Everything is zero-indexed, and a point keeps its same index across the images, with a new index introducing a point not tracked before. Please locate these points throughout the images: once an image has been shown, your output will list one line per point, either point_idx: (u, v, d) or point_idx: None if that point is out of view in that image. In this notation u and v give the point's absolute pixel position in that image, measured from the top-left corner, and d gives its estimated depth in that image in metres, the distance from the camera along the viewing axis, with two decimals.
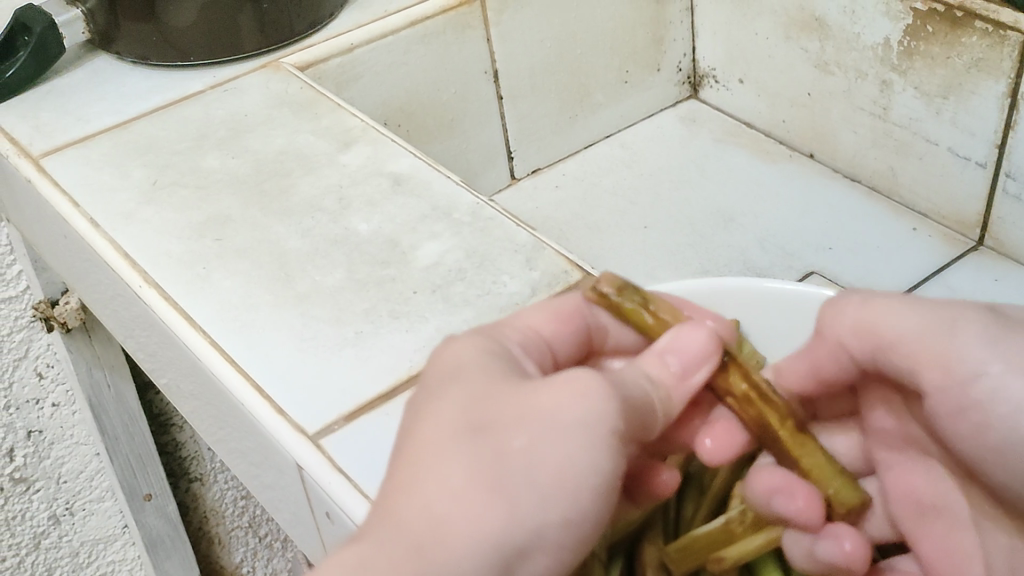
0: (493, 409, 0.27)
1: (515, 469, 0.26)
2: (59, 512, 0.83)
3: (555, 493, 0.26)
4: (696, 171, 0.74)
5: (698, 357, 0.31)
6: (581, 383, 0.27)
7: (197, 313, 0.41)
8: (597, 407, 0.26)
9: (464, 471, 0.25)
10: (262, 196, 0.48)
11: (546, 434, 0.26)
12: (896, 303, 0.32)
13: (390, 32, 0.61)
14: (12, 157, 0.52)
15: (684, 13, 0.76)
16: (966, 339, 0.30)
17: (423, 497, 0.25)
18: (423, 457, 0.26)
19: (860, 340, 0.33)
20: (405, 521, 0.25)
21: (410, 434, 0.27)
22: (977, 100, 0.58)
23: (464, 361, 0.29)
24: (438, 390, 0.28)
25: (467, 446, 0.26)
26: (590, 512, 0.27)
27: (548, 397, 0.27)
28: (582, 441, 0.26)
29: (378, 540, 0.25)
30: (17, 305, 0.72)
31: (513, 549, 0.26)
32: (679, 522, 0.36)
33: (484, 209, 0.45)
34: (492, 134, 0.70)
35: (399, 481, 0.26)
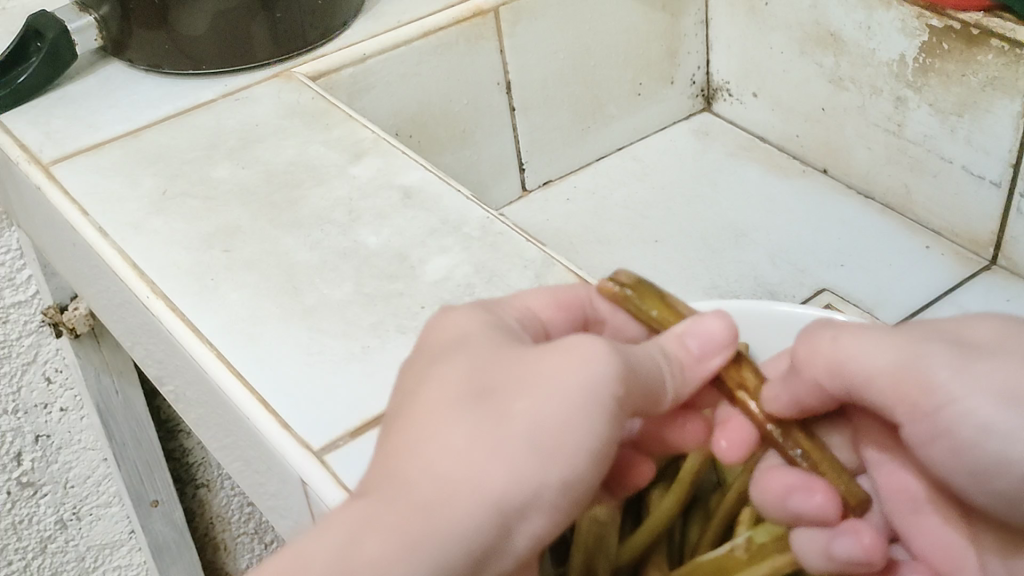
0: (496, 376, 0.26)
1: (518, 432, 0.25)
2: (66, 516, 0.83)
3: (555, 456, 0.25)
4: (708, 185, 0.73)
5: (717, 342, 0.31)
6: (582, 349, 0.26)
7: (204, 324, 0.41)
8: (598, 373, 0.26)
9: (470, 434, 0.25)
10: (272, 207, 0.47)
11: (548, 398, 0.26)
12: (867, 335, 0.29)
13: (403, 42, 0.61)
14: (22, 163, 0.52)
15: (699, 26, 0.76)
16: (938, 365, 0.27)
17: (427, 460, 0.25)
18: (427, 421, 0.26)
19: (824, 376, 0.30)
20: (408, 482, 0.25)
21: (414, 400, 0.27)
22: (992, 119, 0.58)
23: (468, 332, 0.29)
24: (442, 359, 0.28)
25: (470, 410, 0.25)
26: (589, 476, 0.26)
27: (551, 363, 0.26)
28: (583, 406, 0.26)
29: (381, 500, 0.25)
30: (26, 310, 0.72)
31: (513, 511, 0.25)
32: (684, 546, 0.36)
33: (494, 223, 0.45)
34: (504, 145, 0.70)
35: (403, 441, 0.26)
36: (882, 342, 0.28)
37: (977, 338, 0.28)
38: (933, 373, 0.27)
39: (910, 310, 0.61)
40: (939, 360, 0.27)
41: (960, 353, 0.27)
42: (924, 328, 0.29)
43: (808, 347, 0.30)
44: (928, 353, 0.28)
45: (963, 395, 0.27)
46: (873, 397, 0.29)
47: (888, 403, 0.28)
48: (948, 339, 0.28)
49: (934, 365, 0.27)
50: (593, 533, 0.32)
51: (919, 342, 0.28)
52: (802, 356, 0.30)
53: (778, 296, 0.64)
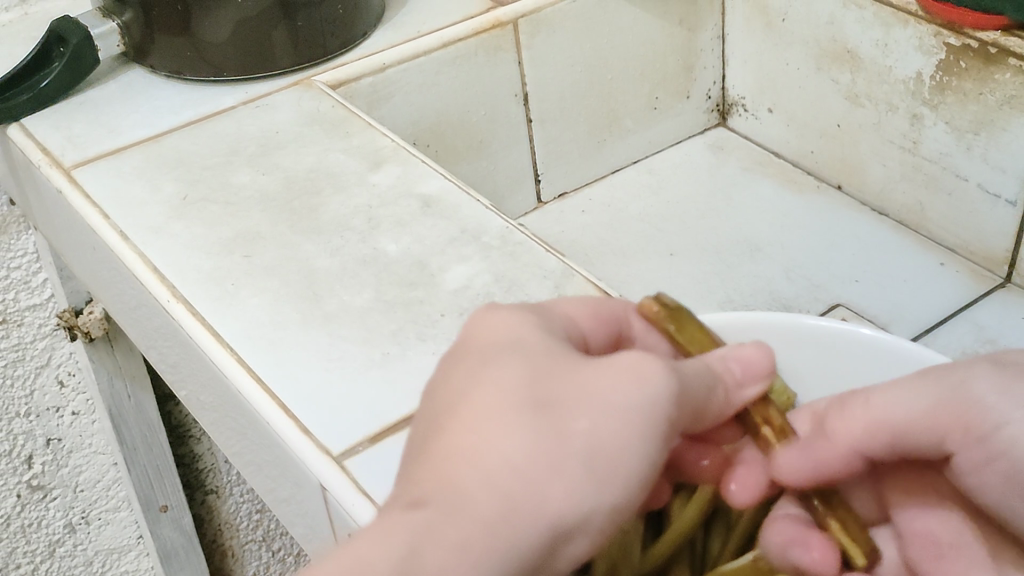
0: (553, 386, 0.27)
1: (577, 448, 0.25)
2: (75, 520, 0.83)
3: (609, 478, 0.26)
4: (722, 199, 0.73)
5: (756, 370, 0.32)
6: (639, 368, 0.27)
7: (226, 330, 0.41)
8: (652, 395, 0.26)
9: (530, 446, 0.25)
10: (292, 214, 0.48)
11: (607, 417, 0.26)
12: (899, 386, 0.31)
13: (422, 52, 0.61)
14: (44, 167, 0.53)
15: (716, 41, 0.76)
16: (980, 388, 0.29)
17: (486, 469, 0.25)
18: (485, 426, 0.26)
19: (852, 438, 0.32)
20: (465, 489, 0.25)
21: (465, 402, 0.27)
22: (1009, 137, 0.58)
23: (518, 337, 0.28)
24: (495, 360, 0.27)
25: (531, 421, 0.26)
26: (634, 500, 0.26)
27: (608, 380, 0.26)
28: (637, 428, 0.26)
29: (441, 511, 0.25)
30: (41, 313, 0.73)
31: (563, 531, 0.25)
32: (706, 557, 0.36)
33: (513, 233, 0.45)
34: (520, 157, 0.70)
35: (458, 446, 0.25)
36: (912, 388, 0.31)
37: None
38: (979, 395, 0.29)
39: (924, 326, 0.61)
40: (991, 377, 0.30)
41: (998, 369, 0.30)
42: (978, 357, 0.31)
43: (839, 416, 0.33)
44: (970, 375, 0.30)
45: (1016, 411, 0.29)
46: (917, 438, 0.31)
47: (934, 436, 0.31)
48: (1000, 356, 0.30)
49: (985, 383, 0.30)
50: (617, 544, 0.32)
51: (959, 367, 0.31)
52: (839, 426, 0.33)
53: (792, 310, 0.64)
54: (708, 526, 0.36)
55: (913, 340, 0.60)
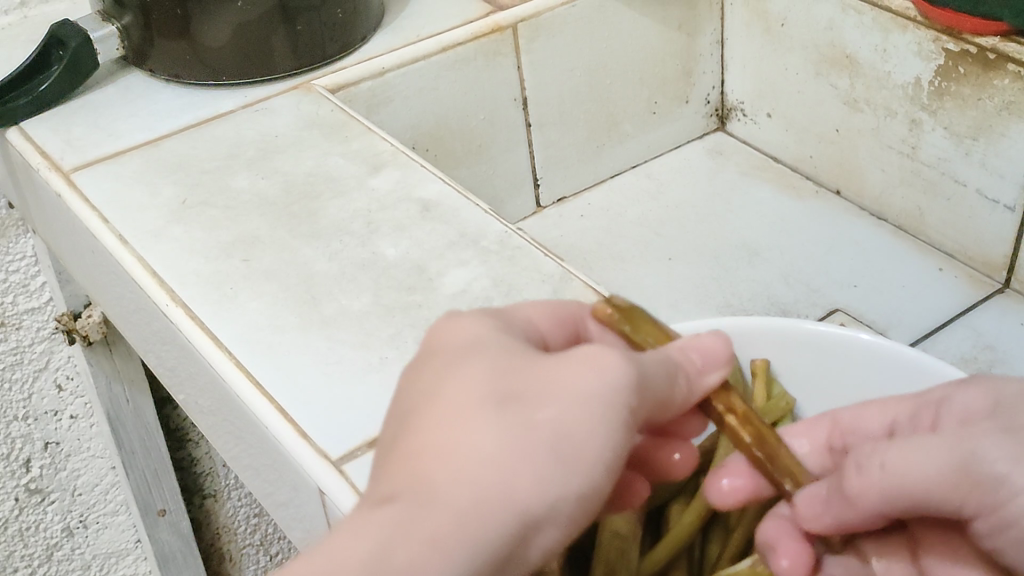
0: (516, 381, 0.27)
1: (544, 441, 0.26)
2: (73, 524, 0.83)
3: (576, 467, 0.26)
4: (721, 204, 0.73)
5: (715, 357, 0.31)
6: (601, 358, 0.27)
7: (224, 333, 0.41)
8: (615, 384, 0.27)
9: (498, 441, 0.25)
10: (291, 218, 0.48)
11: (571, 408, 0.26)
12: (910, 448, 0.29)
13: (422, 56, 0.61)
14: (44, 170, 0.53)
15: (715, 46, 0.76)
16: (991, 453, 0.27)
17: (455, 465, 0.25)
18: (450, 422, 0.26)
19: (881, 502, 0.30)
20: (434, 485, 0.25)
21: (432, 400, 0.27)
22: (1008, 143, 0.58)
23: (479, 336, 0.29)
24: (458, 359, 0.28)
25: (496, 417, 0.26)
26: (603, 489, 0.27)
27: (571, 371, 0.27)
28: (602, 419, 0.26)
29: (411, 506, 0.25)
30: (39, 317, 0.72)
31: (534, 522, 0.26)
32: (703, 561, 0.36)
33: (513, 237, 0.45)
34: (520, 161, 0.70)
35: (427, 444, 0.26)
36: (927, 450, 0.28)
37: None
38: (991, 463, 0.27)
39: (923, 331, 0.61)
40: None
41: (1011, 436, 0.27)
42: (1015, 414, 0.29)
43: (856, 474, 0.30)
44: (982, 441, 0.28)
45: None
46: (933, 500, 0.29)
47: (949, 500, 0.28)
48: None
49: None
50: (615, 545, 0.33)
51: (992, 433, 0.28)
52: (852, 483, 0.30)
53: (791, 315, 0.64)
54: (705, 531, 0.37)
55: (913, 345, 0.60)
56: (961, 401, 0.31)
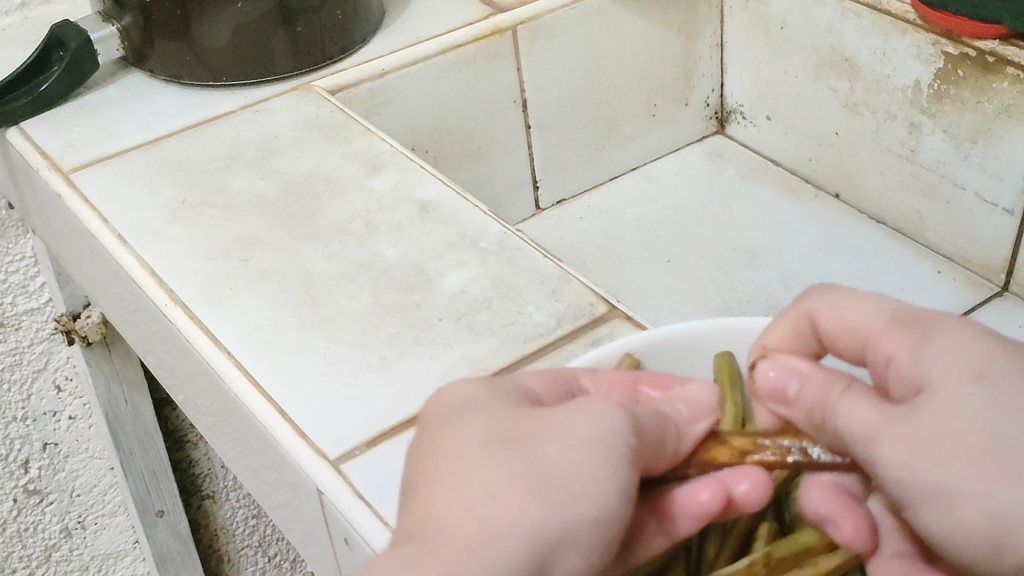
0: (517, 427, 0.26)
1: (547, 473, 0.25)
2: (71, 525, 0.83)
3: (585, 493, 0.25)
4: (721, 206, 0.74)
5: (705, 407, 0.30)
6: (598, 409, 0.27)
7: (222, 333, 0.41)
8: (612, 426, 0.26)
9: (501, 475, 0.25)
10: (290, 218, 0.48)
11: (574, 443, 0.25)
12: (848, 408, 0.27)
13: (421, 58, 0.61)
14: (43, 170, 0.53)
15: (714, 49, 0.76)
16: (888, 457, 0.25)
17: (463, 503, 0.24)
18: (453, 466, 0.25)
19: (835, 443, 0.28)
20: (442, 525, 0.24)
21: (433, 457, 0.26)
22: (1007, 146, 0.58)
23: (475, 394, 0.28)
24: (456, 417, 0.27)
25: (499, 455, 0.25)
26: (619, 521, 0.25)
27: (571, 418, 0.26)
28: (604, 453, 0.25)
29: (421, 546, 0.24)
30: (39, 317, 0.73)
31: (549, 550, 0.24)
32: (701, 563, 0.32)
33: (511, 238, 0.45)
34: (518, 164, 0.70)
35: (434, 491, 0.25)
36: (861, 414, 0.26)
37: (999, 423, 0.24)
38: (887, 466, 0.25)
39: None
40: (938, 468, 0.24)
41: (913, 445, 0.25)
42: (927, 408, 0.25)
43: (820, 421, 0.28)
44: (884, 444, 0.25)
45: (966, 516, 0.24)
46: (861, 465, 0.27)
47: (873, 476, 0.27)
48: (947, 428, 0.24)
49: (932, 476, 0.24)
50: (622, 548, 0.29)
51: (898, 432, 0.25)
52: (821, 425, 0.28)
53: None
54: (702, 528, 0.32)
55: None
56: (908, 367, 0.27)
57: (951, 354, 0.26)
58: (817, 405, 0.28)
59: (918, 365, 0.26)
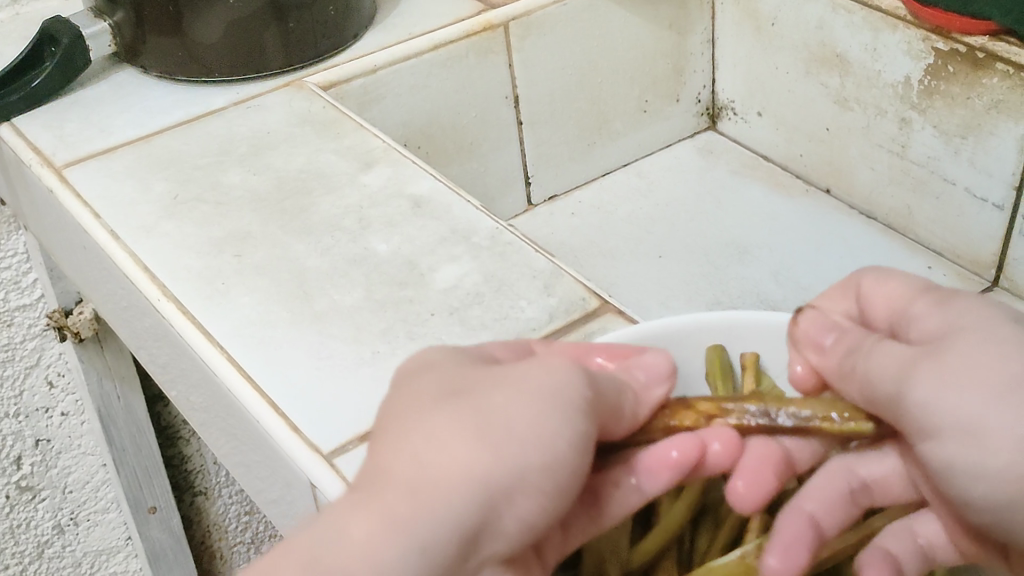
0: (472, 380, 0.27)
1: (495, 421, 0.25)
2: (63, 521, 0.83)
3: (533, 441, 0.25)
4: (712, 202, 0.74)
5: (661, 372, 0.30)
6: (551, 363, 0.27)
7: (215, 328, 0.41)
8: (563, 376, 0.26)
9: (449, 424, 0.25)
10: (283, 213, 0.48)
11: (524, 394, 0.26)
12: (879, 355, 0.28)
13: (414, 54, 0.61)
14: (35, 166, 0.53)
15: (706, 45, 0.77)
16: (920, 387, 0.26)
17: (411, 452, 0.25)
18: (406, 419, 0.26)
19: (863, 403, 0.29)
20: (390, 473, 0.25)
21: (392, 411, 0.27)
22: (996, 141, 0.59)
23: (439, 353, 0.29)
24: (416, 375, 0.28)
25: (449, 406, 0.26)
26: (573, 466, 0.25)
27: (524, 370, 0.27)
28: (554, 401, 0.26)
29: (370, 494, 0.25)
30: (31, 313, 0.72)
31: (497, 495, 0.24)
32: (693, 554, 0.33)
33: (503, 234, 0.45)
34: (510, 159, 0.70)
35: (386, 443, 0.26)
36: (889, 359, 0.27)
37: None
38: (917, 395, 0.26)
39: None
40: (967, 398, 0.25)
41: (943, 371, 0.26)
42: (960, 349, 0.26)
43: (847, 381, 0.29)
44: (914, 376, 0.26)
45: (998, 441, 0.25)
46: (884, 412, 0.28)
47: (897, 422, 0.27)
48: (980, 359, 0.25)
49: (958, 402, 0.25)
50: (607, 541, 0.32)
51: (925, 365, 0.26)
52: (845, 385, 0.29)
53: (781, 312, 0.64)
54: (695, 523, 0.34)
55: None
56: (934, 318, 0.28)
57: (981, 309, 0.27)
58: (850, 355, 0.29)
59: (945, 320, 0.28)
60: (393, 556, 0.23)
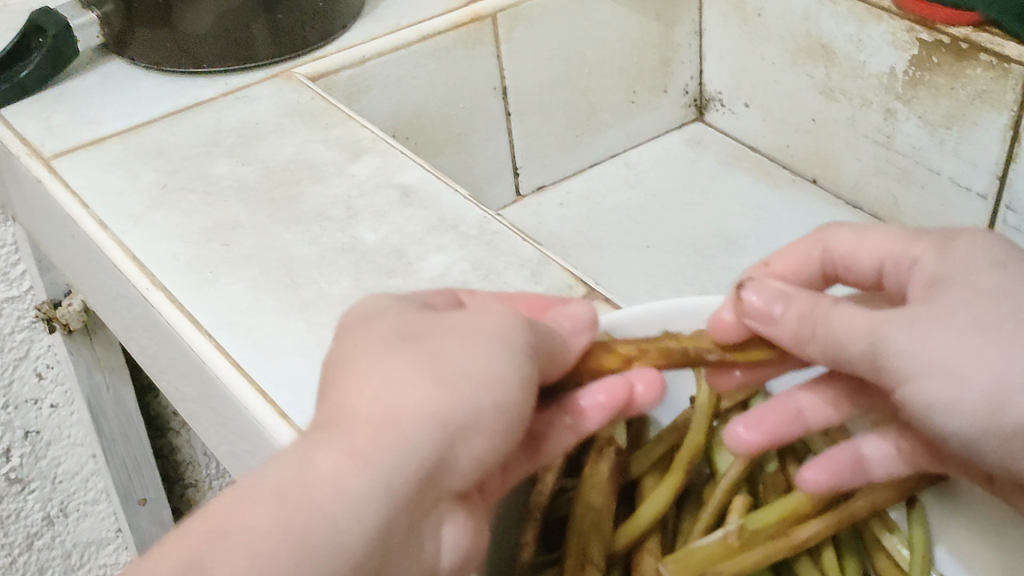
0: (422, 325, 0.29)
1: (449, 363, 0.28)
2: (53, 513, 0.83)
3: (486, 384, 0.27)
4: (699, 192, 0.74)
5: (585, 322, 0.32)
6: (496, 313, 0.29)
7: (204, 316, 0.41)
8: (508, 325, 0.29)
9: (406, 367, 0.27)
10: (271, 203, 0.48)
11: (472, 339, 0.28)
12: (848, 308, 0.31)
13: (402, 45, 0.62)
14: (23, 156, 0.53)
15: (693, 36, 0.77)
16: (899, 336, 0.29)
17: (371, 393, 0.27)
18: (361, 361, 0.28)
19: (828, 362, 0.31)
20: (352, 413, 0.27)
21: (343, 354, 0.29)
22: (979, 131, 0.59)
23: (382, 302, 0.31)
24: (363, 320, 0.30)
25: (403, 349, 0.28)
26: (518, 405, 0.28)
27: (469, 319, 0.29)
28: (501, 347, 0.28)
29: (334, 431, 0.26)
30: (20, 305, 0.72)
31: (454, 432, 0.27)
32: (677, 535, 0.35)
33: (491, 223, 0.45)
34: (498, 151, 0.71)
35: (343, 383, 0.28)
36: (860, 313, 0.30)
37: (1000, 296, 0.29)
38: (896, 343, 0.29)
39: None
40: (947, 331, 0.28)
41: (924, 319, 0.29)
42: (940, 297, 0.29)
43: (806, 345, 0.31)
44: (893, 325, 0.29)
45: (972, 383, 0.28)
46: (853, 361, 0.30)
47: (868, 369, 0.30)
48: (963, 306, 0.29)
49: (938, 347, 0.28)
50: (589, 521, 0.32)
51: (905, 316, 0.29)
52: (789, 340, 0.32)
53: None
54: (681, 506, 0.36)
55: None
56: (937, 265, 0.31)
57: (967, 255, 0.30)
58: (807, 318, 0.31)
59: (945, 264, 0.31)
60: (360, 485, 0.25)
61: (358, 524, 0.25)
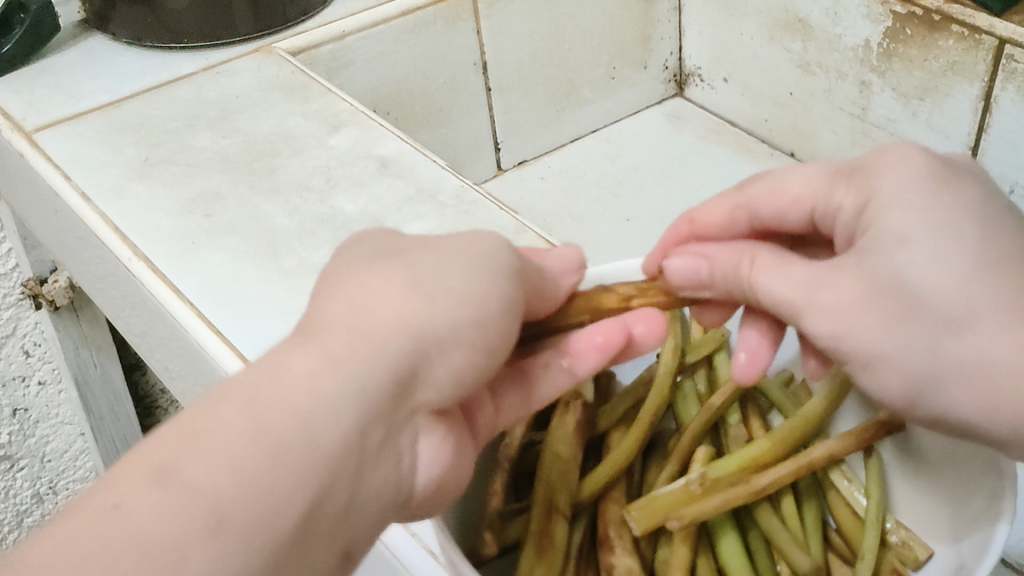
0: (405, 247, 0.30)
1: (425, 277, 0.28)
2: (42, 491, 0.85)
3: (465, 300, 0.28)
4: (680, 165, 0.75)
5: (573, 263, 0.33)
6: (480, 237, 0.30)
7: (185, 286, 0.42)
8: (489, 246, 0.30)
9: (383, 279, 0.28)
10: (252, 174, 0.49)
11: (451, 256, 0.29)
12: (774, 270, 0.30)
13: (381, 20, 0.62)
14: (4, 130, 0.53)
15: (672, 12, 0.78)
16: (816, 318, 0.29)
17: (349, 303, 0.27)
18: (342, 276, 0.28)
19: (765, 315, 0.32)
20: (330, 321, 0.27)
21: (325, 274, 0.29)
22: (951, 102, 0.60)
23: (365, 232, 0.32)
24: (348, 246, 0.30)
25: (383, 264, 0.28)
26: (499, 320, 0.29)
27: (452, 241, 0.30)
28: (482, 265, 0.29)
29: (310, 336, 0.27)
30: (5, 283, 0.71)
31: (429, 342, 0.27)
32: (641, 486, 0.36)
33: (468, 192, 0.46)
34: (479, 126, 0.71)
35: (323, 297, 0.28)
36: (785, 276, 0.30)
37: (918, 276, 0.27)
38: (815, 323, 0.29)
39: None
40: (862, 322, 0.27)
41: (842, 299, 0.28)
42: (861, 256, 0.28)
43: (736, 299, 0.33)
44: (822, 290, 0.28)
45: (885, 374, 0.28)
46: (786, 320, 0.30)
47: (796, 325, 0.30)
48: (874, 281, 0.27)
49: (858, 335, 0.28)
50: (557, 471, 0.33)
51: (829, 282, 0.28)
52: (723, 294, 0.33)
53: None
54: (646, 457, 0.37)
55: None
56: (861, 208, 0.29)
57: (894, 199, 0.28)
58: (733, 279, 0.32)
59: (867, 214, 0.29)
60: (328, 390, 0.25)
61: (331, 424, 0.25)
